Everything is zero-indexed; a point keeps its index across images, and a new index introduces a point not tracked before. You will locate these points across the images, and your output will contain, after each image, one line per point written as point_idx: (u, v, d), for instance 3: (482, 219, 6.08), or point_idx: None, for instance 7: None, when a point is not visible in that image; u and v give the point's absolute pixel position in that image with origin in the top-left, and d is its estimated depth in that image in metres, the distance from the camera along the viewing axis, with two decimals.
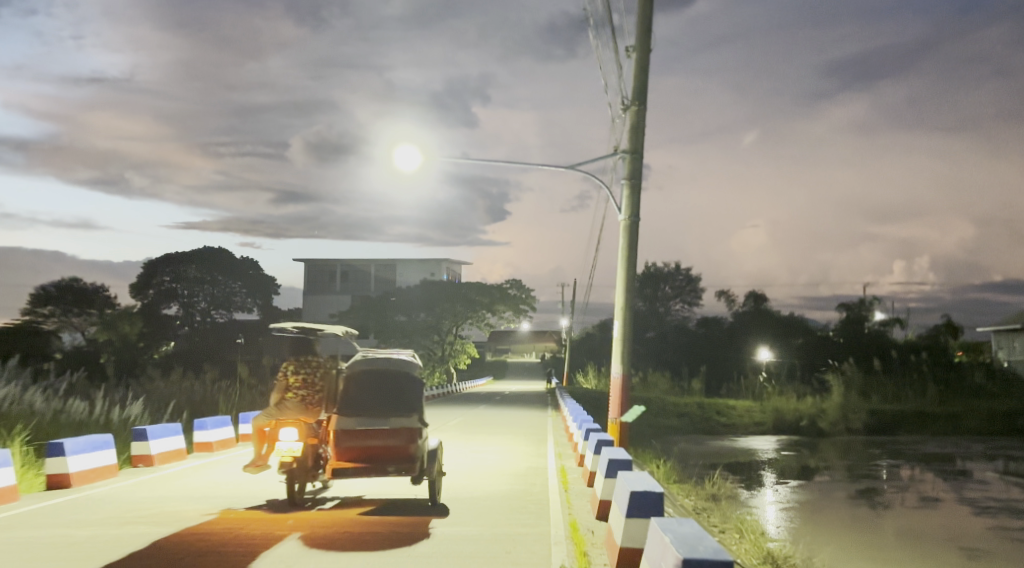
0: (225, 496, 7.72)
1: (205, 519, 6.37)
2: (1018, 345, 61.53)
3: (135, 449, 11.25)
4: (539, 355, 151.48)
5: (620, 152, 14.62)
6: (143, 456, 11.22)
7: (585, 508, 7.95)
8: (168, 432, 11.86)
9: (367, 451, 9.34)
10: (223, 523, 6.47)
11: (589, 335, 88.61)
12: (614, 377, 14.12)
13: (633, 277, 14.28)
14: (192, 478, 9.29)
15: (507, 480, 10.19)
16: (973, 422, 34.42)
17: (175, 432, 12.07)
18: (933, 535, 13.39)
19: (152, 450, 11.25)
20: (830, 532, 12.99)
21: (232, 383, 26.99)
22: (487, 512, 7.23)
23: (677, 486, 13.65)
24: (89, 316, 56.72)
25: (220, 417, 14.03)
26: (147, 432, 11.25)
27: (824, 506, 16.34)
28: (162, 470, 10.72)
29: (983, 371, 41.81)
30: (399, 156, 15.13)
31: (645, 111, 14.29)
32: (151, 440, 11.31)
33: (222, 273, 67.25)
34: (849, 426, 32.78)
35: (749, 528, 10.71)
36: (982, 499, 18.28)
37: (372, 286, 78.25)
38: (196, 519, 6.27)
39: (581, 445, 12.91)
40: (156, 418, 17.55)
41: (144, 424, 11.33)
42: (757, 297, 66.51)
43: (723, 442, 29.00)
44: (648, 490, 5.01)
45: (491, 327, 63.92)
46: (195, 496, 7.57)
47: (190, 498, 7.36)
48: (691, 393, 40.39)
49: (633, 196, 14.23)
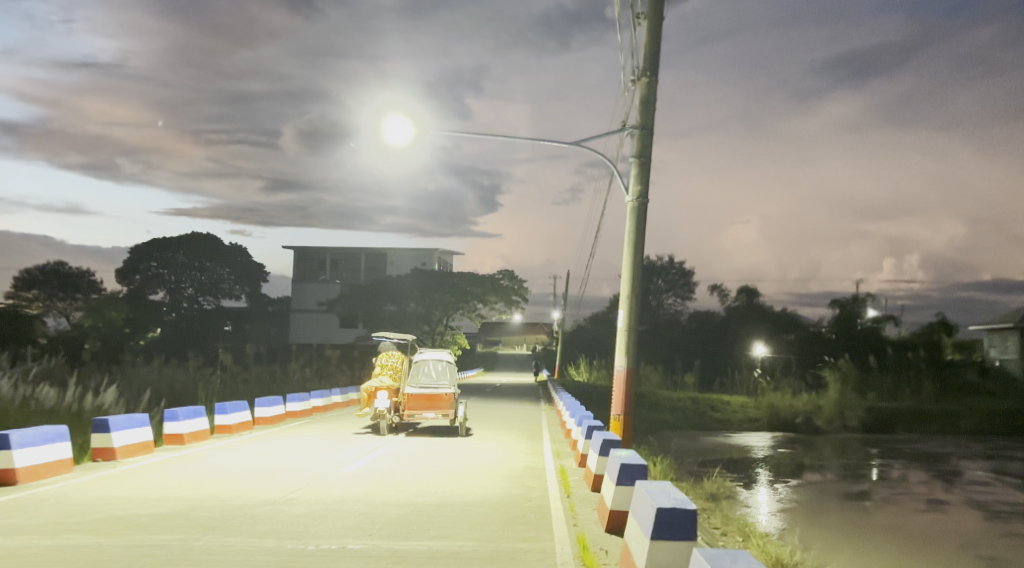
0: (190, 496, 7.00)
1: (158, 519, 5.64)
2: (1011, 344, 61.35)
3: (95, 441, 10.50)
4: (530, 347, 150.56)
5: (628, 127, 13.96)
6: (104, 449, 10.48)
7: (592, 520, 7.28)
8: (134, 423, 11.13)
9: (422, 403, 18.71)
10: (178, 518, 5.77)
11: (581, 328, 88.16)
12: (618, 369, 13.55)
13: (640, 263, 13.61)
14: (154, 475, 8.59)
15: (502, 482, 9.53)
16: (969, 421, 34.05)
17: (142, 423, 11.31)
18: (945, 541, 12.85)
19: (114, 443, 10.51)
20: (836, 538, 12.41)
21: (217, 371, 26.33)
22: (481, 522, 6.56)
23: (677, 483, 13.02)
24: (75, 301, 55.67)
25: (195, 407, 13.31)
26: (109, 423, 10.48)
27: (826, 507, 15.80)
28: (126, 465, 10.02)
29: (976, 370, 41.58)
30: (393, 130, 14.42)
31: (656, 84, 13.59)
32: (113, 432, 10.56)
33: (211, 260, 66.25)
34: (845, 423, 32.41)
35: (753, 531, 10.08)
36: (991, 502, 17.71)
37: (363, 275, 77.51)
38: (148, 521, 5.57)
39: (581, 443, 12.32)
40: (133, 406, 16.95)
41: (106, 415, 10.57)
42: (751, 292, 65.91)
43: (719, 439, 28.51)
44: (679, 508, 4.37)
45: (482, 318, 63.21)
46: (155, 496, 6.84)
47: (147, 501, 6.59)
48: (684, 387, 39.87)
49: (642, 176, 13.56)
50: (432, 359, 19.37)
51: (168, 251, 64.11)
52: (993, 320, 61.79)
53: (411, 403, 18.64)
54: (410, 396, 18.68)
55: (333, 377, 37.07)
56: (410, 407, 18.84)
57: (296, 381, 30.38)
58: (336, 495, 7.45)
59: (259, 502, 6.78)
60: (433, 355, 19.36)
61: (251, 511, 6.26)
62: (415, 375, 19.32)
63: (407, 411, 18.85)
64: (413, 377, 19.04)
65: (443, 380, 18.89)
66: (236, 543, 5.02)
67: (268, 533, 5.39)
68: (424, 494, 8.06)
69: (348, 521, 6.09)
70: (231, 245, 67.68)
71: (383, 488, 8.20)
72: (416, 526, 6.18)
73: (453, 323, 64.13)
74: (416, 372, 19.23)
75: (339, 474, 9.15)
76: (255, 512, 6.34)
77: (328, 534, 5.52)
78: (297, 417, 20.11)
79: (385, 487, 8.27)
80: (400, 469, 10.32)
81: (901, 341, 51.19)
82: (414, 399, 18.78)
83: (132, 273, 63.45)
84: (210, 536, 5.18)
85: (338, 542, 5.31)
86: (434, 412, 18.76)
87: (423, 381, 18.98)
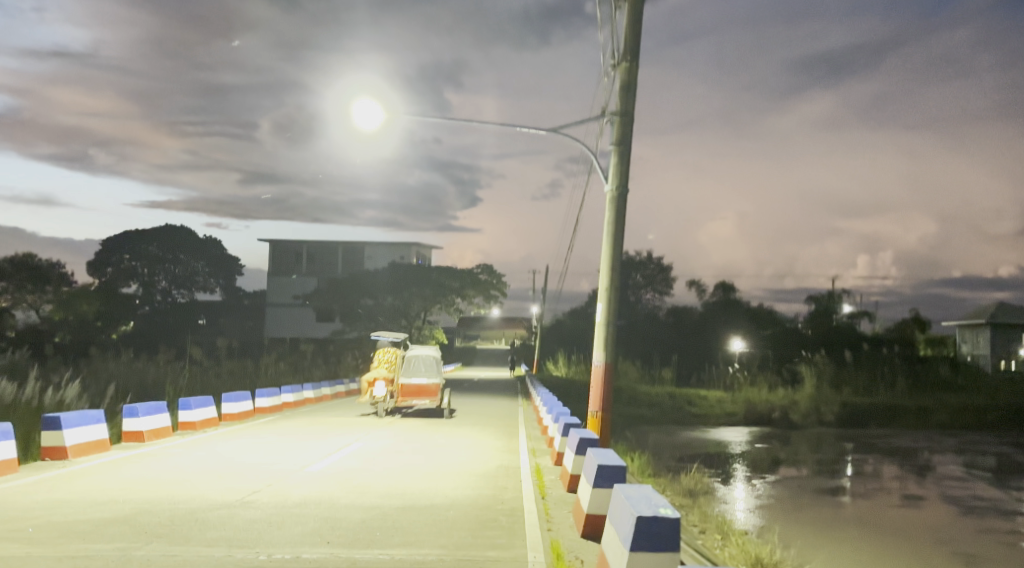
0: (140, 499, 6.61)
1: (99, 526, 5.25)
2: (982, 339, 62.22)
3: (45, 440, 10.04)
4: (508, 341, 150.05)
5: (608, 114, 13.71)
6: (55, 448, 10.02)
7: (567, 524, 7.01)
8: (88, 420, 10.70)
9: (413, 391, 21.88)
10: (122, 524, 5.40)
11: (559, 322, 88.18)
12: (595, 365, 13.31)
13: (618, 255, 13.38)
14: (106, 475, 8.19)
15: (475, 482, 9.23)
16: (943, 416, 34.37)
17: (96, 420, 10.90)
18: (921, 536, 12.84)
19: (66, 442, 10.05)
20: (813, 534, 12.34)
21: (187, 365, 25.82)
22: (449, 528, 6.27)
23: (654, 480, 12.81)
24: (44, 294, 52.60)
25: (156, 403, 12.86)
26: (60, 421, 10.03)
27: (802, 503, 15.77)
28: (77, 464, 9.57)
29: (948, 365, 42.00)
30: (365, 115, 14.05)
31: (636, 69, 13.32)
32: (65, 430, 10.11)
33: (185, 252, 65.16)
34: (821, 418, 32.58)
35: (731, 529, 9.87)
36: (968, 497, 17.72)
37: (339, 269, 76.77)
38: (89, 529, 5.18)
39: (557, 440, 12.03)
40: (96, 399, 16.59)
41: (57, 412, 10.12)
42: (727, 288, 66.14)
43: (696, 434, 28.40)
44: (661, 517, 4.10)
45: (460, 312, 62.76)
46: (102, 500, 6.45)
47: (92, 504, 6.22)
48: (661, 382, 39.86)
49: (621, 163, 13.31)
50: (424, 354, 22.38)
51: (140, 243, 62.54)
52: (965, 316, 62.54)
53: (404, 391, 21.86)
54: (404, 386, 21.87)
55: (308, 372, 36.57)
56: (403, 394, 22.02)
57: (267, 375, 29.87)
58: (296, 499, 7.09)
59: (214, 505, 6.42)
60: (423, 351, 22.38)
61: (203, 515, 5.90)
62: (407, 368, 22.43)
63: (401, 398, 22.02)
64: (406, 369, 22.14)
65: (431, 372, 22.21)
66: (179, 554, 4.66)
67: (217, 542, 5.03)
68: (391, 496, 7.72)
69: (307, 527, 5.76)
70: (205, 237, 66.67)
71: (347, 490, 7.86)
72: (380, 532, 5.84)
73: (430, 318, 63.63)
74: (409, 366, 22.36)
75: (303, 474, 8.79)
76: (208, 516, 5.98)
77: (282, 542, 5.17)
78: (266, 413, 19.65)
79: (350, 489, 7.94)
80: (369, 467, 9.98)
81: (876, 337, 51.67)
82: (406, 389, 21.98)
83: (102, 266, 61.79)
84: (154, 544, 4.84)
85: (292, 551, 4.98)
86: (425, 399, 22.13)
87: (414, 373, 22.22)
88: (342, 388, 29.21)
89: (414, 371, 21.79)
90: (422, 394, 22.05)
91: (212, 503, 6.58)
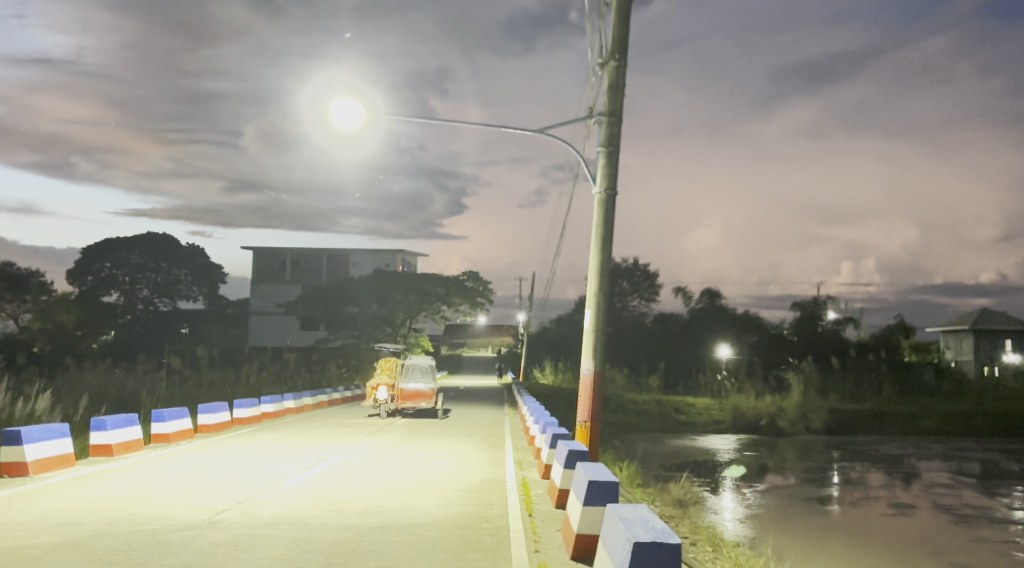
0: (98, 519, 6.27)
1: (48, 552, 4.93)
2: (966, 345, 62.55)
3: (4, 456, 9.60)
4: (495, 349, 149.69)
5: (596, 114, 13.47)
6: (15, 464, 9.61)
7: (556, 544, 6.69)
8: (51, 435, 10.28)
9: (410, 395, 24.79)
10: (76, 548, 5.07)
11: (546, 329, 88.00)
12: (584, 373, 13.03)
13: (607, 259, 13.10)
14: (68, 493, 7.82)
15: (458, 498, 8.90)
16: (929, 422, 34.42)
17: (61, 435, 10.47)
18: (913, 546, 12.65)
19: (26, 458, 9.64)
20: (806, 546, 12.10)
21: (165, 375, 25.33)
22: (428, 550, 5.93)
23: (644, 491, 12.54)
24: (23, 302, 52.14)
25: (126, 415, 12.43)
26: (20, 436, 9.61)
27: (792, 513, 15.59)
28: (37, 482, 9.15)
29: (933, 371, 42.09)
30: (345, 116, 13.76)
31: (624, 68, 13.09)
32: (26, 445, 9.68)
33: (167, 260, 64.32)
34: (808, 425, 32.57)
35: (723, 542, 9.59)
36: (958, 506, 17.57)
37: (324, 276, 76.17)
38: (38, 556, 4.85)
39: (545, 452, 11.71)
40: (68, 410, 16.15)
41: (18, 426, 9.68)
42: (713, 294, 66.12)
43: (683, 442, 28.23)
44: (662, 541, 3.79)
45: (445, 319, 62.29)
46: (58, 521, 6.11)
47: (48, 526, 5.91)
48: (649, 390, 39.66)
49: (609, 165, 13.07)
50: (420, 362, 25.40)
51: (122, 250, 61.60)
52: (949, 323, 62.88)
53: (403, 395, 24.75)
54: (403, 389, 24.80)
55: (291, 381, 36.10)
56: (402, 397, 24.87)
57: (249, 384, 29.43)
58: (267, 518, 6.76)
59: (178, 526, 6.10)
60: (420, 360, 25.40)
61: (165, 538, 5.57)
62: (406, 375, 25.40)
63: (400, 401, 24.88)
64: (405, 375, 25.14)
65: (427, 377, 25.11)
66: None
67: None
68: (368, 514, 7.40)
69: (275, 550, 5.44)
70: (187, 245, 65.87)
71: (321, 507, 7.54)
72: (353, 554, 5.54)
73: (416, 326, 63.14)
74: (407, 373, 25.35)
75: (277, 491, 8.46)
76: (169, 539, 5.64)
77: None
78: (245, 424, 19.25)
79: (325, 507, 7.60)
80: (348, 482, 9.64)
81: (862, 343, 51.79)
82: (405, 394, 24.86)
83: (83, 274, 60.83)
84: None
85: None
86: (423, 403, 24.93)
87: (412, 379, 25.14)
88: (324, 397, 28.81)
89: (412, 377, 24.83)
90: (419, 397, 24.90)
91: (178, 523, 6.23)
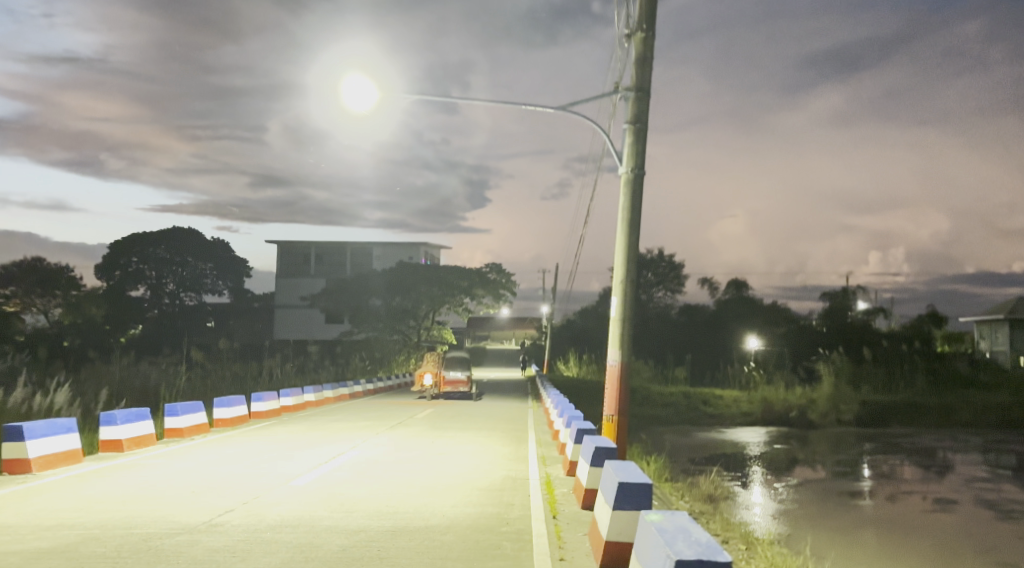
0: (94, 522, 5.99)
1: (33, 561, 4.68)
2: (1001, 335, 61.01)
3: (7, 452, 9.40)
4: (518, 341, 149.30)
5: (623, 89, 12.99)
6: (19, 461, 9.40)
7: (583, 551, 6.28)
8: (56, 430, 10.11)
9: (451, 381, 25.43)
10: (57, 556, 4.78)
11: (570, 321, 87.60)
12: (610, 364, 12.60)
13: (633, 244, 12.62)
14: (70, 492, 7.59)
15: (477, 499, 8.51)
16: (965, 415, 33.42)
17: (67, 429, 10.31)
18: (957, 543, 12.04)
19: (30, 454, 9.45)
20: (842, 543, 11.55)
21: (186, 369, 25.24)
22: (447, 557, 5.53)
23: (672, 485, 12.07)
24: (54, 298, 52.58)
25: (137, 410, 12.21)
26: (24, 431, 9.42)
27: (827, 508, 15.02)
28: (38, 479, 8.92)
29: (967, 362, 41.04)
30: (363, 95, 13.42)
31: (651, 40, 12.59)
32: (29, 441, 9.49)
33: (192, 255, 64.57)
34: (840, 416, 31.71)
35: (757, 540, 9.11)
36: (1000, 500, 16.84)
37: (347, 270, 76.16)
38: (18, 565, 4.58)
39: (569, 447, 11.28)
40: (87, 405, 16.09)
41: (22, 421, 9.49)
42: (740, 285, 65.24)
43: (710, 434, 27.67)
44: (708, 558, 3.36)
45: (468, 312, 61.90)
46: (50, 524, 5.82)
47: (40, 528, 5.67)
48: (675, 381, 39.08)
49: (637, 143, 12.58)
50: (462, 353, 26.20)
51: (148, 245, 62.02)
52: (984, 312, 61.37)
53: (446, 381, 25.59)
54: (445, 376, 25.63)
55: (314, 374, 36.02)
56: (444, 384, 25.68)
57: (272, 377, 29.39)
58: (272, 520, 6.45)
59: (175, 530, 5.79)
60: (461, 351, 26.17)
61: (159, 543, 5.26)
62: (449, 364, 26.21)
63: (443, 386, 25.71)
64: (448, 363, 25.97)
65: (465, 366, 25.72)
66: None
67: None
68: (379, 516, 7.07)
69: (275, 557, 5.09)
70: (212, 239, 65.94)
71: (330, 508, 7.22)
72: (358, 561, 5.14)
73: (439, 318, 63.00)
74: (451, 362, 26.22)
75: (286, 489, 8.17)
76: (163, 544, 5.32)
77: None
78: (262, 418, 19.03)
79: (335, 508, 7.29)
80: (363, 479, 9.34)
81: (893, 334, 50.71)
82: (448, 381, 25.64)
83: (111, 269, 61.29)
84: None
85: None
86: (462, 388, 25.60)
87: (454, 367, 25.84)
88: (345, 390, 28.63)
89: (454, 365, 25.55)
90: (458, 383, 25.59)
91: (173, 527, 5.89)
